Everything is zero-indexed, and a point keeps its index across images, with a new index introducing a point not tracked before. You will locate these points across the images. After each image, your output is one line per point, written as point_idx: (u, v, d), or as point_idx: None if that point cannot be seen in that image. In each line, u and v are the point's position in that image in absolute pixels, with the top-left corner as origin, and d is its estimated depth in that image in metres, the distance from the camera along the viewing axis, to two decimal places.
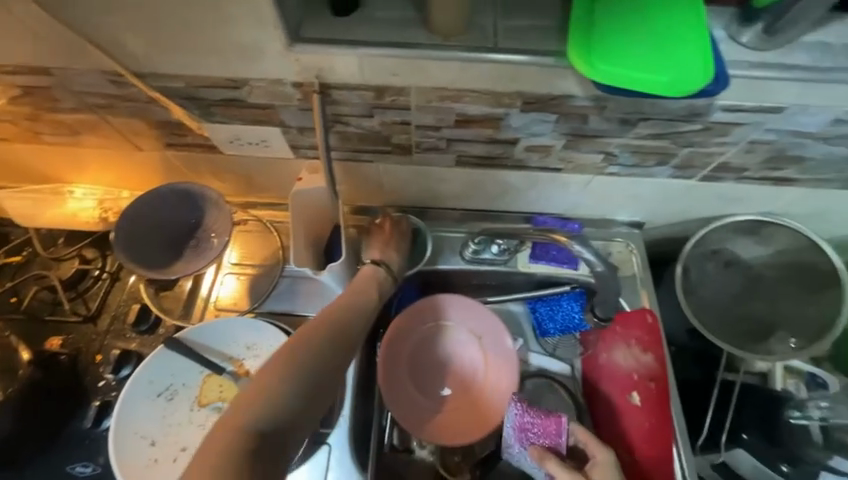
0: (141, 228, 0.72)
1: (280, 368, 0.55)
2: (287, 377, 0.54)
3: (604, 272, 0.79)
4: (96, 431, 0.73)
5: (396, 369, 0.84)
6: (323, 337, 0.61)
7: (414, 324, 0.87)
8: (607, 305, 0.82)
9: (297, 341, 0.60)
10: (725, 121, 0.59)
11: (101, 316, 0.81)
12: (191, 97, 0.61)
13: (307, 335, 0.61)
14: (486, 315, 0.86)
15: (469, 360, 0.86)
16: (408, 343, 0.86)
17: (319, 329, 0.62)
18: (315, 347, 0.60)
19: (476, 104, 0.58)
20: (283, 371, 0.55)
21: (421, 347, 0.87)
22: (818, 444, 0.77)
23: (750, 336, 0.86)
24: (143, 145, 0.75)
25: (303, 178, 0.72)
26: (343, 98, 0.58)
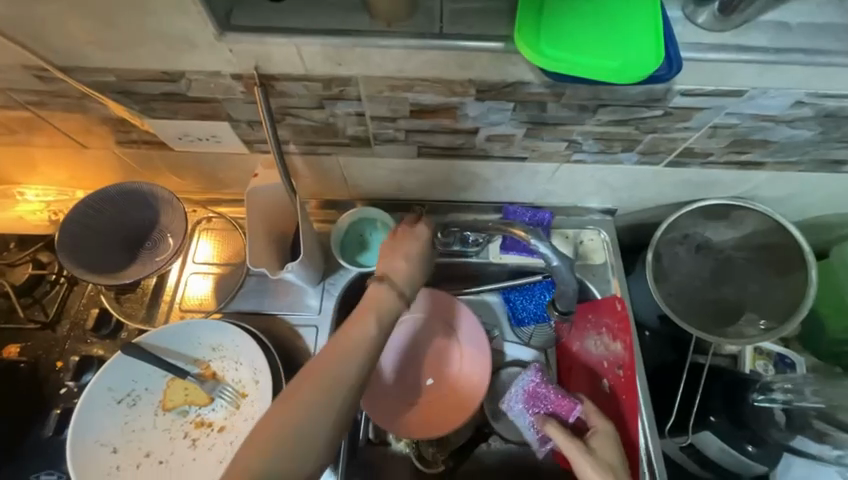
0: (89, 232, 0.69)
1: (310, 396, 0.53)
2: (311, 408, 0.53)
3: (561, 266, 0.70)
4: (59, 439, 0.71)
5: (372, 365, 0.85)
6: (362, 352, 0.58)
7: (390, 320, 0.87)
8: (568, 299, 0.75)
9: (324, 361, 0.56)
10: (686, 106, 0.57)
11: (60, 321, 0.78)
12: (126, 92, 0.57)
13: (336, 356, 0.57)
14: (464, 309, 0.85)
15: (444, 352, 0.86)
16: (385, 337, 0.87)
17: (337, 350, 0.57)
18: (345, 368, 0.56)
19: (428, 93, 0.55)
20: (313, 398, 0.53)
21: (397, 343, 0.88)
22: (781, 425, 0.79)
23: (721, 319, 0.86)
24: (88, 143, 0.72)
25: (258, 174, 0.69)
26: (289, 90, 0.55)
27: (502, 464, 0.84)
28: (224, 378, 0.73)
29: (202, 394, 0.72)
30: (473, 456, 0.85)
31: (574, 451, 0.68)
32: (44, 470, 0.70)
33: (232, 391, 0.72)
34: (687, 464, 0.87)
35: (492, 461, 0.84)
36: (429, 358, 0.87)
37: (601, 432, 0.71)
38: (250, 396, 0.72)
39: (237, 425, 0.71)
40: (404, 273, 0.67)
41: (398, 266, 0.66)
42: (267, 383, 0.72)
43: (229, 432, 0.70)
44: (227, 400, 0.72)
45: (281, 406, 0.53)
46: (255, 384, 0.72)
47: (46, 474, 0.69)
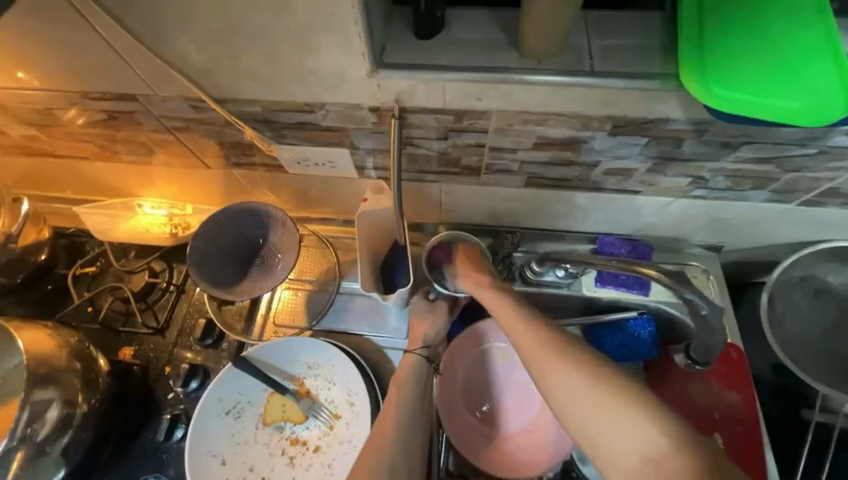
0: (214, 248, 0.73)
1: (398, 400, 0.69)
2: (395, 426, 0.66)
3: (709, 315, 0.63)
4: (167, 444, 0.74)
5: (453, 395, 0.82)
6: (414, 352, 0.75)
7: (470, 348, 0.85)
8: (705, 351, 0.69)
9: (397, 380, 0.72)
10: (846, 145, 0.52)
11: (169, 328, 0.83)
12: (266, 120, 0.61)
13: (398, 384, 0.71)
14: None
15: (524, 383, 0.84)
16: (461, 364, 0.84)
17: (402, 381, 0.71)
18: (406, 395, 0.69)
19: (560, 127, 0.54)
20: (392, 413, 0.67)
21: (477, 373, 0.85)
22: None
23: (844, 375, 0.78)
24: (212, 164, 0.77)
25: (367, 199, 0.70)
26: (419, 122, 0.56)
27: None
28: (319, 397, 0.74)
29: (299, 411, 0.73)
30: None
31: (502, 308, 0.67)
32: (153, 472, 0.73)
33: (327, 412, 0.73)
34: None
35: None
36: (507, 388, 0.84)
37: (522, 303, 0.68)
38: (343, 418, 0.72)
39: (333, 447, 0.71)
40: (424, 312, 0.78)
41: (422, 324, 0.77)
42: (362, 406, 0.72)
43: (325, 454, 0.70)
44: (322, 420, 0.72)
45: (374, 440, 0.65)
46: (349, 406, 0.73)
47: (153, 477, 0.73)
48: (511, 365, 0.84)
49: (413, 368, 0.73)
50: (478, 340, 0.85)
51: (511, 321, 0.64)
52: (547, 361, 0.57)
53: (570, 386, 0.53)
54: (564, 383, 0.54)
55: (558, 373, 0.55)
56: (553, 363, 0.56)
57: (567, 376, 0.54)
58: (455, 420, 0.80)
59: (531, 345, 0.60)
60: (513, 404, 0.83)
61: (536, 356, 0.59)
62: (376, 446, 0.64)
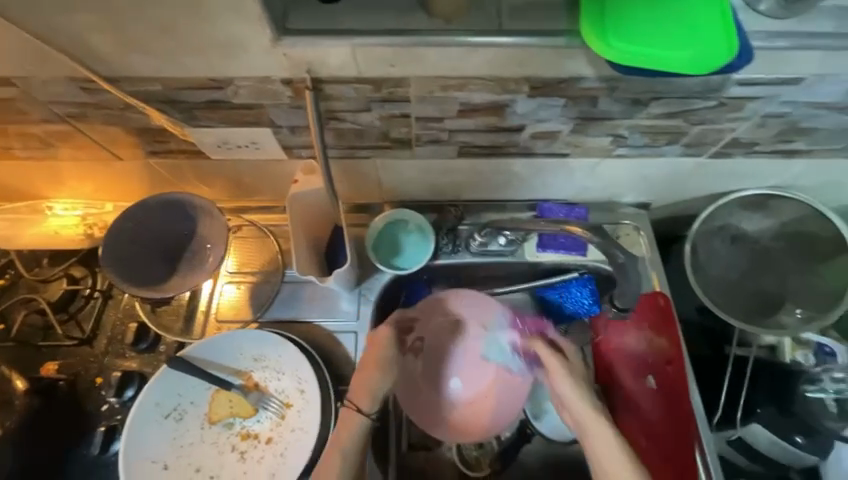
0: (133, 243, 0.68)
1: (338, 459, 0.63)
2: None
3: (623, 261, 0.82)
4: (106, 456, 0.70)
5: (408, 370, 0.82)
6: None
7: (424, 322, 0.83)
8: (626, 297, 0.82)
9: (344, 429, 0.65)
10: (741, 95, 0.56)
11: (97, 337, 0.77)
12: (170, 101, 0.56)
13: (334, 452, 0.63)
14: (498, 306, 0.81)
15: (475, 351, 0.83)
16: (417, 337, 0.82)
17: (344, 447, 0.64)
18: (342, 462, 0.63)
19: (480, 92, 0.54)
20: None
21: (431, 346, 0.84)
22: (835, 414, 0.76)
23: (758, 309, 0.86)
24: (124, 155, 0.70)
25: (298, 180, 0.68)
26: (337, 93, 0.54)
27: (547, 463, 0.84)
28: (268, 389, 0.72)
29: (247, 405, 0.71)
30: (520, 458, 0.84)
31: (552, 361, 0.74)
32: None
33: (277, 402, 0.71)
34: (736, 458, 0.83)
35: (535, 461, 0.84)
36: (460, 358, 0.83)
37: (569, 350, 0.76)
38: (295, 406, 0.71)
39: (285, 436, 0.69)
40: (373, 383, 0.68)
41: (373, 375, 0.68)
42: (312, 392, 0.71)
43: (277, 444, 0.69)
44: (272, 411, 0.71)
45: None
46: (300, 394, 0.71)
47: None
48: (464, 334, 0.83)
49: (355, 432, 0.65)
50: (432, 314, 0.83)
51: (560, 377, 0.72)
52: (596, 426, 0.67)
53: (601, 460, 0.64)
54: (604, 456, 0.64)
55: (598, 447, 0.65)
56: (603, 446, 0.65)
57: (612, 461, 0.64)
58: (411, 391, 0.82)
59: (574, 392, 0.71)
60: (465, 372, 0.83)
61: (580, 409, 0.69)
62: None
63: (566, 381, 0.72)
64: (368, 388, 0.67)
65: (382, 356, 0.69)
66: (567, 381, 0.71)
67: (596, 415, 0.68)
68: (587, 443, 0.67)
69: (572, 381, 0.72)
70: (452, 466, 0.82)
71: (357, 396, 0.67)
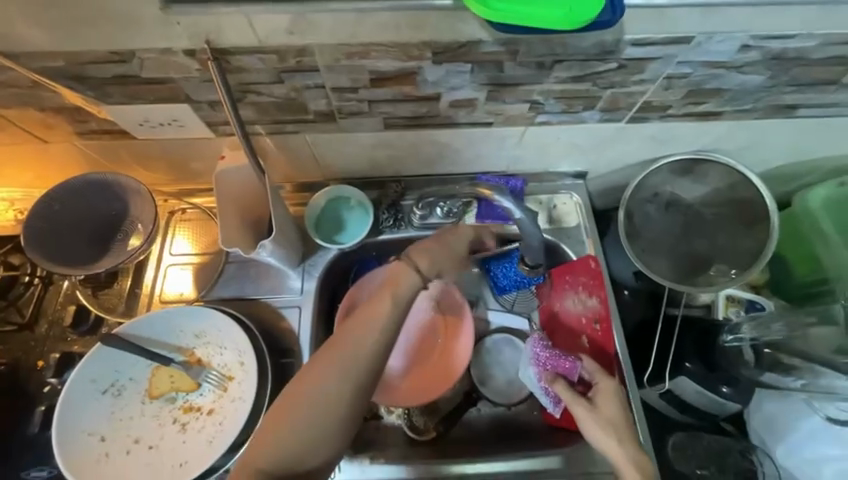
0: (59, 225, 0.68)
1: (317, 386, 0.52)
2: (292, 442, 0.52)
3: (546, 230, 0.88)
4: (45, 436, 0.72)
5: None
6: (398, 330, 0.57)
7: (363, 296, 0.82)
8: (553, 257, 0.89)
9: (326, 357, 0.54)
10: (638, 57, 0.59)
11: (37, 322, 0.78)
12: (79, 76, 0.57)
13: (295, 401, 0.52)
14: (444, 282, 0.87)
15: (424, 323, 0.88)
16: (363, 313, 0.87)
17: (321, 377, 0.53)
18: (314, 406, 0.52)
19: (386, 59, 0.56)
20: (290, 425, 0.52)
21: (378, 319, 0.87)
22: (749, 363, 0.83)
23: (690, 271, 0.87)
24: (49, 137, 0.70)
25: (225, 156, 0.70)
26: (245, 63, 0.56)
27: (492, 427, 0.86)
28: (210, 363, 0.74)
29: (188, 380, 0.73)
30: (465, 423, 0.86)
31: (579, 408, 0.70)
32: (34, 466, 0.70)
33: (218, 375, 0.73)
34: (668, 409, 0.89)
35: (483, 425, 0.86)
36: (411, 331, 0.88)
37: (602, 389, 0.71)
38: (237, 378, 0.73)
39: (226, 407, 0.72)
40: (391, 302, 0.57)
41: (384, 310, 0.57)
42: (251, 364, 0.73)
43: (218, 414, 0.71)
44: (213, 383, 0.73)
45: (278, 409, 0.53)
46: (240, 366, 0.74)
47: (35, 471, 0.70)
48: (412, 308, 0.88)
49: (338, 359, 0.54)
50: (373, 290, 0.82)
51: (591, 425, 0.68)
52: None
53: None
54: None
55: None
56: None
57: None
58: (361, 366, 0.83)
59: (604, 440, 0.66)
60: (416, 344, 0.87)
61: (612, 454, 0.65)
62: (283, 407, 0.53)
63: (594, 428, 0.67)
64: (372, 326, 0.56)
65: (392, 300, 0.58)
66: (597, 430, 0.67)
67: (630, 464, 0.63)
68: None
69: (603, 431, 0.67)
70: (398, 434, 0.84)
71: (342, 331, 0.56)
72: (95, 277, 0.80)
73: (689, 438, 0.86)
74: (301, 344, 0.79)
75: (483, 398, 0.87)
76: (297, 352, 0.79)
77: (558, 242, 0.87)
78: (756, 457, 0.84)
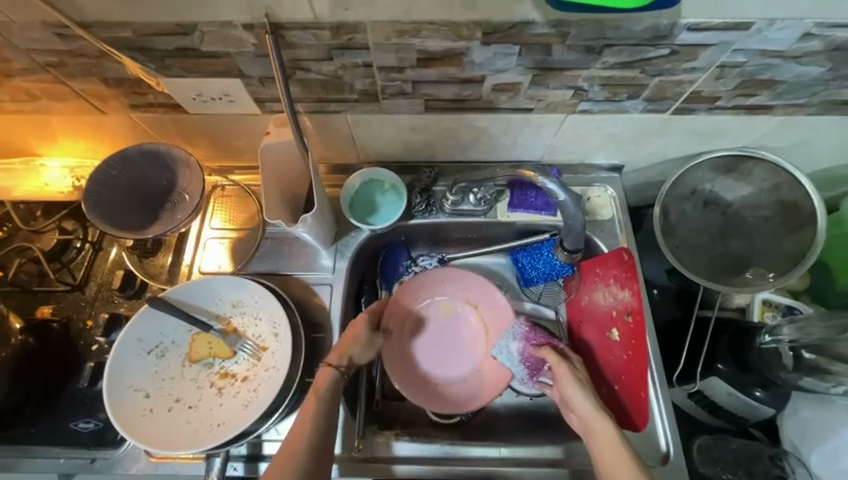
0: (113, 192, 0.72)
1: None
2: None
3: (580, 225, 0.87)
4: (93, 390, 0.76)
5: (405, 356, 0.84)
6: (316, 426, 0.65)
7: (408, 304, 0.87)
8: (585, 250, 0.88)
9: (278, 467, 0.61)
10: (692, 43, 0.58)
11: (88, 284, 0.82)
12: (143, 48, 0.60)
13: None
14: (482, 283, 0.86)
15: (469, 333, 0.87)
16: (409, 321, 0.87)
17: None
18: None
19: (435, 38, 0.57)
20: None
21: (420, 326, 0.87)
22: (789, 367, 0.78)
23: (726, 270, 0.85)
24: (108, 109, 0.74)
25: (270, 132, 0.71)
26: (298, 39, 0.58)
27: (514, 415, 0.86)
28: (246, 333, 0.77)
29: (225, 347, 0.76)
30: (489, 410, 0.86)
31: (560, 368, 0.73)
32: (83, 418, 0.74)
33: (253, 345, 0.76)
34: (695, 410, 0.88)
35: (506, 413, 0.86)
36: (454, 340, 0.87)
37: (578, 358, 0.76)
38: (270, 349, 0.76)
39: (259, 375, 0.75)
40: (320, 411, 0.66)
41: (313, 410, 0.66)
42: (285, 335, 0.76)
43: (252, 381, 0.74)
44: (248, 352, 0.76)
45: None
46: (274, 336, 0.76)
47: (83, 422, 0.74)
48: (453, 314, 0.88)
49: (293, 465, 0.61)
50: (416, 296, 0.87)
51: (569, 383, 0.71)
52: (599, 430, 0.66)
53: (613, 463, 0.62)
54: (606, 451, 0.63)
55: (604, 445, 0.64)
56: (605, 445, 0.64)
57: (610, 453, 0.63)
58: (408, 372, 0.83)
59: (578, 398, 0.69)
60: (459, 354, 0.86)
61: (585, 408, 0.68)
62: None
63: (570, 385, 0.71)
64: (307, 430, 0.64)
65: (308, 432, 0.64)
66: (575, 387, 0.70)
67: (600, 415, 0.67)
68: (593, 443, 0.65)
69: (578, 388, 0.70)
70: (421, 415, 0.85)
71: (288, 443, 0.63)
72: (142, 245, 0.84)
73: (715, 440, 0.84)
74: (331, 320, 0.81)
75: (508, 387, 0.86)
76: (327, 327, 0.81)
77: (590, 235, 0.86)
78: (787, 465, 0.80)
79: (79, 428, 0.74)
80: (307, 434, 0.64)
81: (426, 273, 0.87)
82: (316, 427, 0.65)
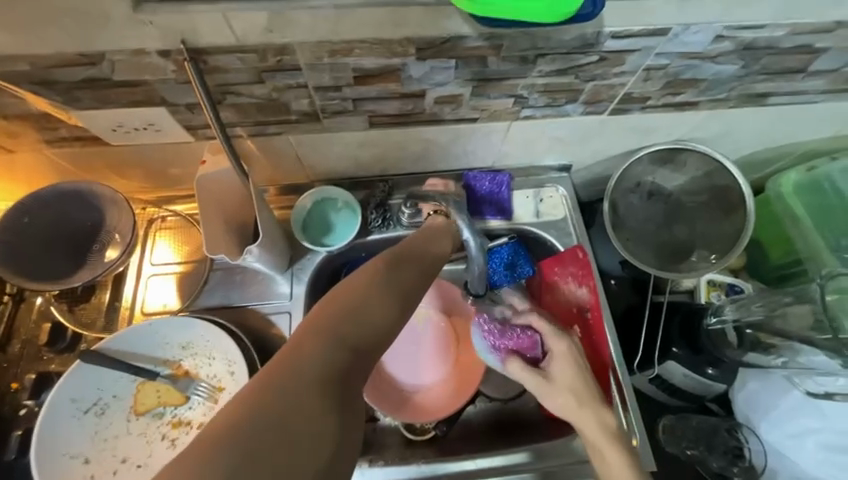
0: (27, 240, 0.65)
1: (313, 332, 0.44)
2: (357, 312, 0.47)
3: (537, 226, 0.89)
4: (24, 460, 0.68)
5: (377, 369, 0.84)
6: (418, 267, 0.57)
7: None
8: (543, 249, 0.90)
9: (372, 271, 0.51)
10: (618, 49, 0.60)
11: (10, 342, 0.74)
12: (45, 80, 0.54)
13: (337, 308, 0.46)
14: (453, 291, 0.88)
15: (440, 343, 0.87)
16: None
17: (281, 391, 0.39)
18: (360, 326, 0.46)
19: (369, 56, 0.56)
20: (359, 295, 0.48)
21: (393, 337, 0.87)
22: (734, 344, 0.83)
23: (673, 257, 0.89)
24: (14, 146, 0.66)
25: (205, 161, 0.67)
26: (223, 63, 0.54)
27: (488, 421, 0.86)
28: (199, 375, 0.72)
29: (176, 394, 0.71)
30: (463, 420, 0.86)
31: (554, 340, 0.76)
32: None
33: (208, 386, 0.71)
34: (657, 393, 0.93)
35: (480, 421, 0.86)
36: (425, 348, 0.87)
37: (555, 355, 0.75)
38: (227, 389, 0.71)
39: None
40: (436, 245, 0.63)
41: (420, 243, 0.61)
42: (242, 373, 0.71)
43: None
44: (203, 395, 0.71)
45: (343, 288, 0.49)
46: (231, 376, 0.72)
47: None
48: (426, 322, 0.88)
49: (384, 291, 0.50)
50: None
51: (560, 362, 0.74)
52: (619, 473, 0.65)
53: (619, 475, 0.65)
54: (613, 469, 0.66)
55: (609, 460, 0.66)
56: (613, 467, 0.66)
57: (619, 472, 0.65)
58: (377, 387, 0.82)
59: (560, 398, 0.72)
60: (427, 362, 0.86)
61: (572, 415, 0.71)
62: (329, 305, 0.47)
63: (551, 397, 0.72)
64: (406, 260, 0.56)
65: (344, 317, 0.46)
66: (565, 368, 0.74)
67: (583, 407, 0.70)
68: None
69: (560, 398, 0.72)
70: (395, 435, 0.83)
71: (368, 269, 0.52)
72: (72, 292, 0.76)
73: (678, 419, 0.90)
74: None
75: (482, 394, 0.87)
76: None
77: (546, 235, 0.88)
78: (741, 435, 0.86)
79: None
80: (406, 265, 0.56)
81: None
82: (424, 267, 0.58)
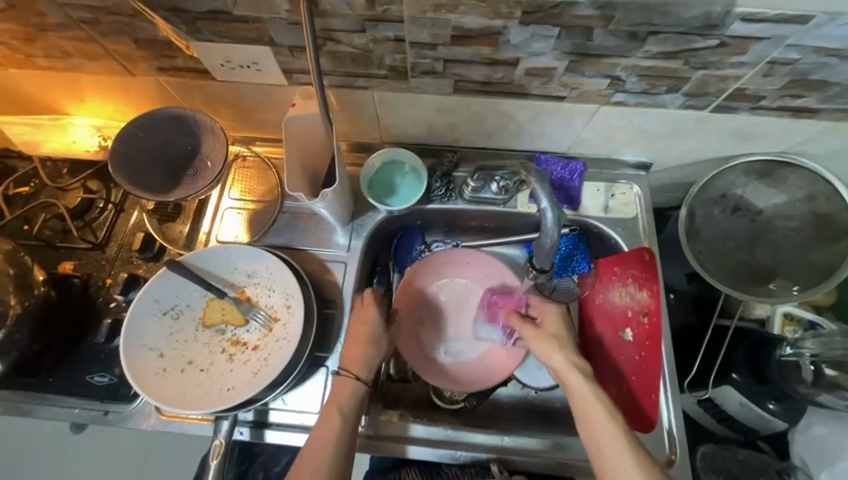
0: (137, 152, 0.73)
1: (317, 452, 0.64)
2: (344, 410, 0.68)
3: (603, 222, 0.84)
4: (110, 346, 0.79)
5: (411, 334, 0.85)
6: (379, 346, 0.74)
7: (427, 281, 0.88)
8: (604, 246, 0.87)
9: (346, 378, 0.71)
10: (743, 35, 0.55)
11: (109, 243, 0.84)
12: (175, 9, 0.59)
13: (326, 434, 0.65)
14: (499, 267, 0.86)
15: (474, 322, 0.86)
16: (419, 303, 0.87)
17: (334, 419, 0.67)
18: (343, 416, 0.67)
19: (472, 15, 0.56)
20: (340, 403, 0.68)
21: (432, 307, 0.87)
22: (808, 380, 0.74)
23: (753, 279, 0.82)
24: (136, 70, 0.73)
25: (296, 104, 0.71)
26: (331, 8, 0.57)
27: (518, 406, 0.86)
28: (259, 302, 0.78)
29: (238, 315, 0.78)
30: (492, 400, 0.86)
31: (547, 306, 0.78)
32: (99, 372, 0.77)
33: (265, 315, 0.77)
34: (703, 418, 0.87)
35: (509, 404, 0.86)
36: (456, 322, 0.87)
37: (545, 311, 0.78)
38: (281, 320, 0.77)
39: (270, 345, 0.76)
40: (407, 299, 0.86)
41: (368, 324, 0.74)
42: (297, 307, 0.76)
43: (263, 350, 0.76)
44: (260, 322, 0.77)
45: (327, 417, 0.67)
46: (286, 308, 0.77)
47: (99, 376, 0.77)
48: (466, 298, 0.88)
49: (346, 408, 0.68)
50: (438, 273, 0.88)
51: (551, 315, 0.77)
52: (596, 421, 0.64)
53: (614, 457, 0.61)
54: (594, 423, 0.64)
55: (592, 415, 0.64)
56: (595, 420, 0.64)
57: (604, 430, 0.63)
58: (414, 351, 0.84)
59: (546, 348, 0.72)
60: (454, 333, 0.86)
61: (556, 361, 0.71)
62: (323, 432, 0.66)
63: (541, 342, 0.73)
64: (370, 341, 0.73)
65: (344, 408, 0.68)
66: (555, 314, 0.77)
67: (570, 366, 0.70)
68: (594, 435, 0.63)
69: (549, 343, 0.73)
70: (424, 398, 0.86)
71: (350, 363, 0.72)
72: (162, 209, 0.85)
73: (721, 450, 0.82)
74: (345, 297, 0.81)
75: (514, 379, 0.86)
76: (339, 304, 0.81)
77: (610, 231, 0.84)
78: None
79: (95, 381, 0.77)
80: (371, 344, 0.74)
81: (449, 252, 0.87)
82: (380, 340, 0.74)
